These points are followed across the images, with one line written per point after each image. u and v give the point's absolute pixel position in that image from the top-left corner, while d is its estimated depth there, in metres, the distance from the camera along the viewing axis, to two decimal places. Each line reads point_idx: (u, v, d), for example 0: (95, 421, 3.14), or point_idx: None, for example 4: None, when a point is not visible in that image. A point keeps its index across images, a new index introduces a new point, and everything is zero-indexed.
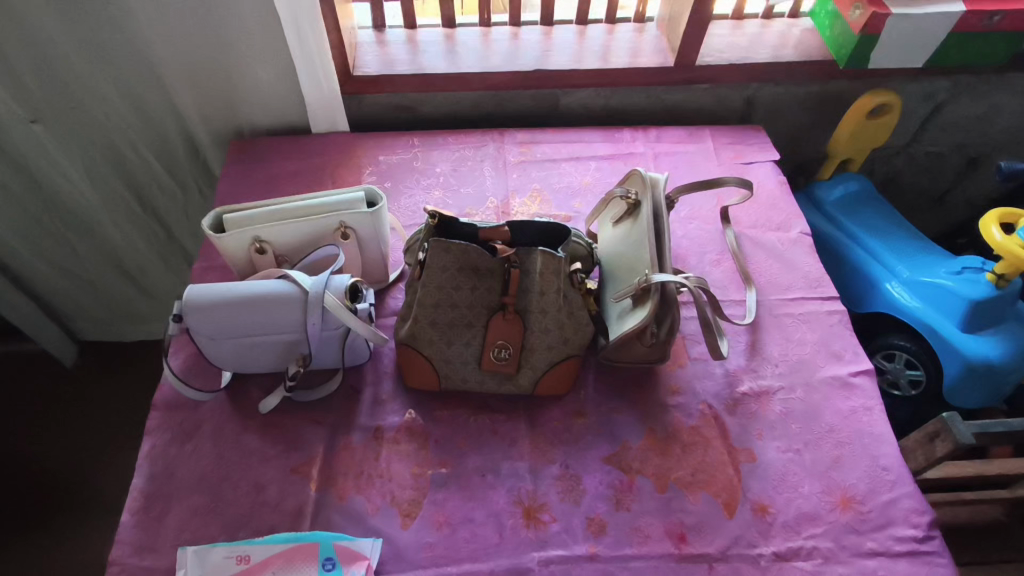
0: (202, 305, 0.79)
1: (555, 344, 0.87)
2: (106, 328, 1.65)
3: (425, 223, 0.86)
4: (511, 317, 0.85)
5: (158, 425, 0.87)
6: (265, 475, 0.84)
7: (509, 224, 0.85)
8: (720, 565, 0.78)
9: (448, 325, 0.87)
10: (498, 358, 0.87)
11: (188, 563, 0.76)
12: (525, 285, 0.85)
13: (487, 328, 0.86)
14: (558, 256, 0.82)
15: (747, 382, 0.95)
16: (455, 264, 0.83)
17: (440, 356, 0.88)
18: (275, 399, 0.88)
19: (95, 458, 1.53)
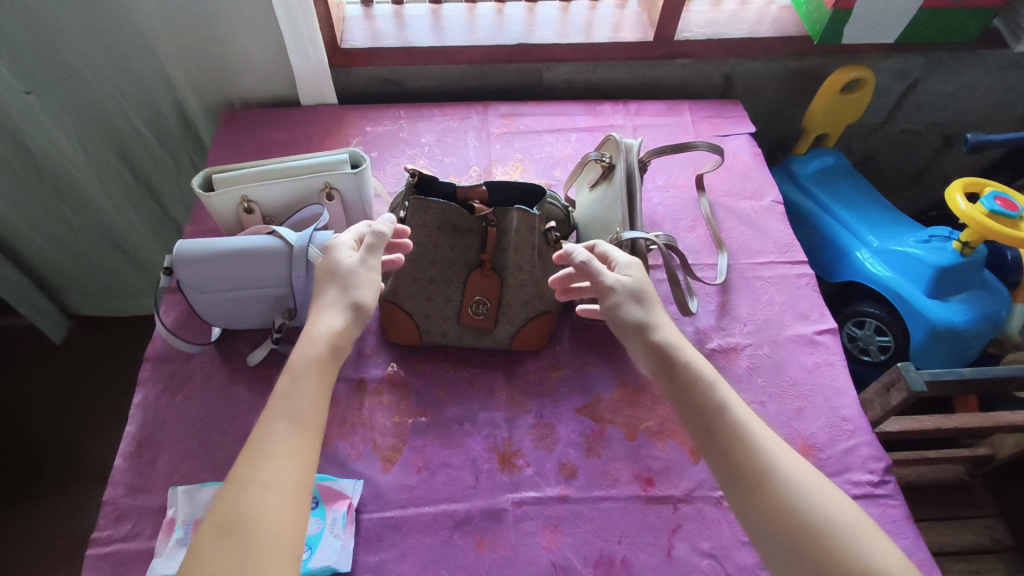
0: (191, 259, 0.83)
1: (531, 300, 0.92)
2: (100, 301, 1.69)
3: (406, 181, 0.89)
4: (489, 274, 0.90)
5: (149, 376, 0.91)
6: (253, 423, 0.88)
7: (486, 184, 0.89)
8: (684, 506, 0.83)
9: (429, 282, 0.91)
10: (476, 313, 0.92)
11: (177, 501, 0.80)
12: (503, 244, 0.89)
13: (466, 284, 0.91)
14: (533, 213, 0.85)
15: (716, 339, 0.98)
16: (435, 222, 0.87)
17: (421, 311, 0.92)
18: (263, 351, 0.92)
19: (87, 426, 1.57)
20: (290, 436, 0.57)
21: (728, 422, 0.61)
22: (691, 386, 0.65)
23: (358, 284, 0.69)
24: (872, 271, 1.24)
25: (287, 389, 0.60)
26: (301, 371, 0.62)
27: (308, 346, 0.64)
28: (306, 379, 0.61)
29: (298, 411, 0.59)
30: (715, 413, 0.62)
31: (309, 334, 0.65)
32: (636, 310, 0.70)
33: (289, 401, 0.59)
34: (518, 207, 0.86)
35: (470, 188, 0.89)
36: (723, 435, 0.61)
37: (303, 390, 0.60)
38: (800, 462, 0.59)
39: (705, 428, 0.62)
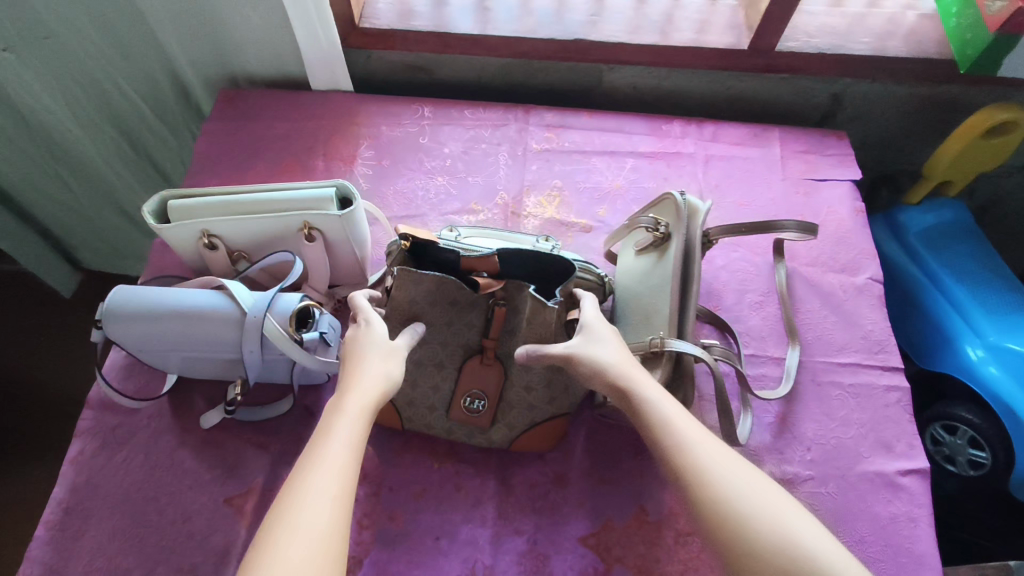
0: (123, 316, 0.67)
1: (540, 400, 0.74)
2: None
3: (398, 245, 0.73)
4: (489, 362, 0.73)
5: (89, 426, 0.79)
6: (195, 502, 0.75)
7: (498, 253, 0.71)
8: None
9: (415, 365, 0.74)
10: (469, 409, 0.74)
11: None
12: (511, 328, 0.71)
13: (460, 373, 0.74)
14: (550, 304, 0.67)
15: (768, 465, 0.78)
16: (428, 297, 0.70)
17: (404, 398, 0.75)
18: (217, 416, 0.78)
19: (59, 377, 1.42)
20: (323, 505, 0.46)
21: (692, 457, 0.52)
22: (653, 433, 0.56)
23: (389, 355, 0.60)
24: (980, 371, 0.98)
25: (317, 454, 0.50)
26: (332, 437, 0.51)
27: (338, 413, 0.53)
28: (339, 444, 0.51)
29: (330, 475, 0.48)
30: (679, 452, 0.53)
31: (336, 402, 0.55)
32: (596, 352, 0.62)
33: (321, 466, 0.48)
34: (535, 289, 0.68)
35: (478, 257, 0.71)
36: (690, 477, 0.52)
37: (334, 455, 0.50)
38: (772, 488, 0.50)
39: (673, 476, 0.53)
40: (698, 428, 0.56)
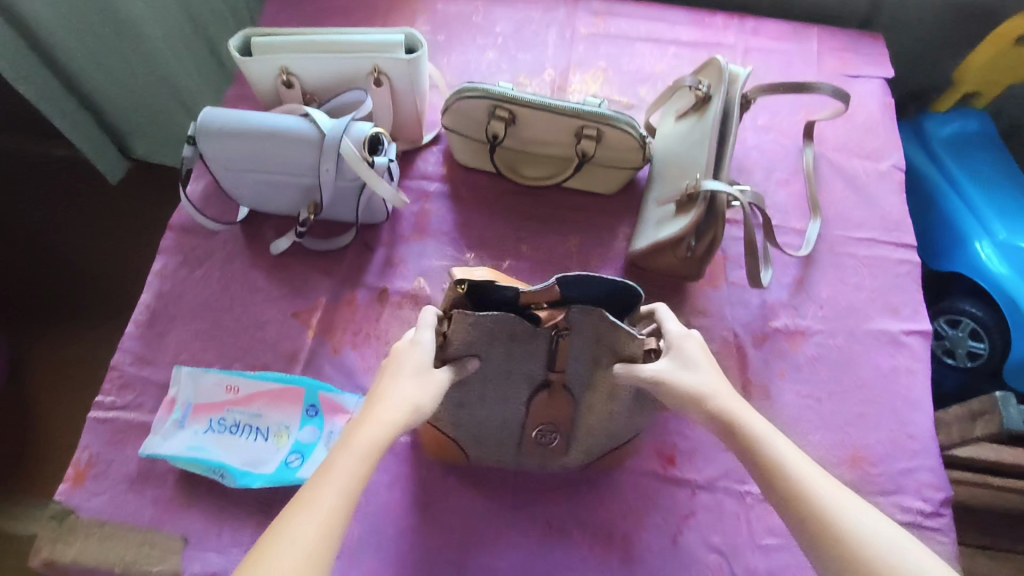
0: (214, 132, 0.75)
1: (612, 431, 0.70)
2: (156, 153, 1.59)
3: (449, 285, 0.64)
4: (557, 394, 0.69)
5: (171, 246, 0.88)
6: (266, 315, 0.84)
7: (558, 281, 0.62)
8: (702, 493, 0.77)
9: (480, 409, 0.69)
10: (540, 440, 0.72)
11: (180, 382, 0.78)
12: (577, 355, 0.67)
13: (529, 408, 0.70)
14: (635, 336, 0.60)
15: (782, 318, 0.86)
16: (489, 340, 0.64)
17: (472, 440, 0.72)
18: (287, 242, 0.86)
19: (113, 252, 1.51)
20: (293, 555, 0.43)
21: (821, 501, 0.48)
22: (766, 473, 0.51)
23: (420, 384, 0.56)
24: (988, 267, 1.04)
25: (310, 496, 0.47)
26: (330, 480, 0.48)
27: (345, 448, 0.50)
28: (338, 481, 0.48)
29: (315, 523, 0.45)
30: (806, 496, 0.48)
31: (346, 435, 0.51)
32: (690, 377, 0.58)
33: (306, 513, 0.45)
34: (607, 318, 0.62)
35: (537, 291, 0.63)
36: (819, 522, 0.47)
37: (324, 502, 0.46)
38: (911, 545, 0.45)
39: (797, 520, 0.48)
40: (815, 468, 0.51)
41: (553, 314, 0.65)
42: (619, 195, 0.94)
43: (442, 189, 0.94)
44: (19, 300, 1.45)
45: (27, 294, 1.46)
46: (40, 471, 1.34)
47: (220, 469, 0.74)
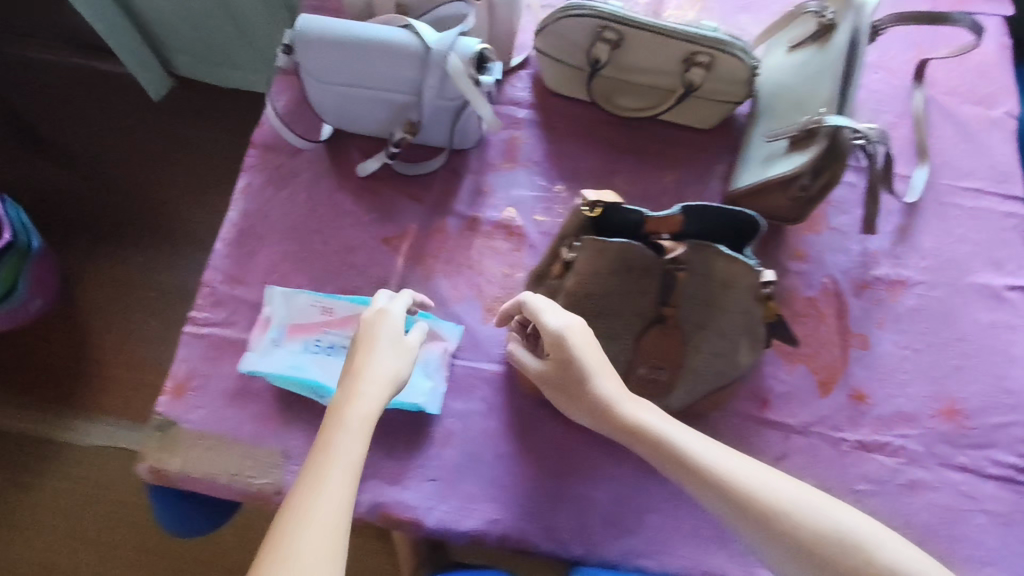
0: (311, 41, 0.71)
1: (722, 370, 0.68)
2: (201, 69, 1.53)
3: (574, 211, 0.64)
4: (670, 330, 0.69)
5: (255, 163, 0.85)
6: (355, 239, 0.83)
7: (683, 210, 0.64)
8: (797, 438, 0.78)
9: (590, 339, 0.69)
10: (648, 379, 0.71)
11: (274, 301, 0.78)
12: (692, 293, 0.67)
13: (639, 342, 0.70)
14: (756, 267, 0.63)
15: (883, 267, 0.84)
16: (610, 268, 0.64)
17: None
18: (376, 164, 0.83)
19: (155, 173, 1.55)
20: (321, 521, 0.52)
21: (729, 479, 0.57)
22: (677, 463, 0.59)
23: (394, 359, 0.65)
24: None
25: (323, 468, 0.55)
26: (334, 454, 0.56)
27: (340, 426, 0.59)
28: (344, 451, 0.57)
29: (332, 487, 0.54)
30: (721, 479, 0.57)
31: (337, 411, 0.60)
32: (587, 370, 0.63)
33: (324, 482, 0.54)
34: (720, 249, 0.64)
35: (661, 219, 0.64)
36: (734, 501, 0.56)
37: (339, 472, 0.55)
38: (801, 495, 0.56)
39: (714, 503, 0.57)
40: (710, 445, 0.60)
41: (675, 246, 0.65)
42: (716, 130, 0.90)
43: (532, 116, 0.90)
44: (80, 223, 1.50)
45: (84, 220, 1.50)
46: (93, 387, 1.38)
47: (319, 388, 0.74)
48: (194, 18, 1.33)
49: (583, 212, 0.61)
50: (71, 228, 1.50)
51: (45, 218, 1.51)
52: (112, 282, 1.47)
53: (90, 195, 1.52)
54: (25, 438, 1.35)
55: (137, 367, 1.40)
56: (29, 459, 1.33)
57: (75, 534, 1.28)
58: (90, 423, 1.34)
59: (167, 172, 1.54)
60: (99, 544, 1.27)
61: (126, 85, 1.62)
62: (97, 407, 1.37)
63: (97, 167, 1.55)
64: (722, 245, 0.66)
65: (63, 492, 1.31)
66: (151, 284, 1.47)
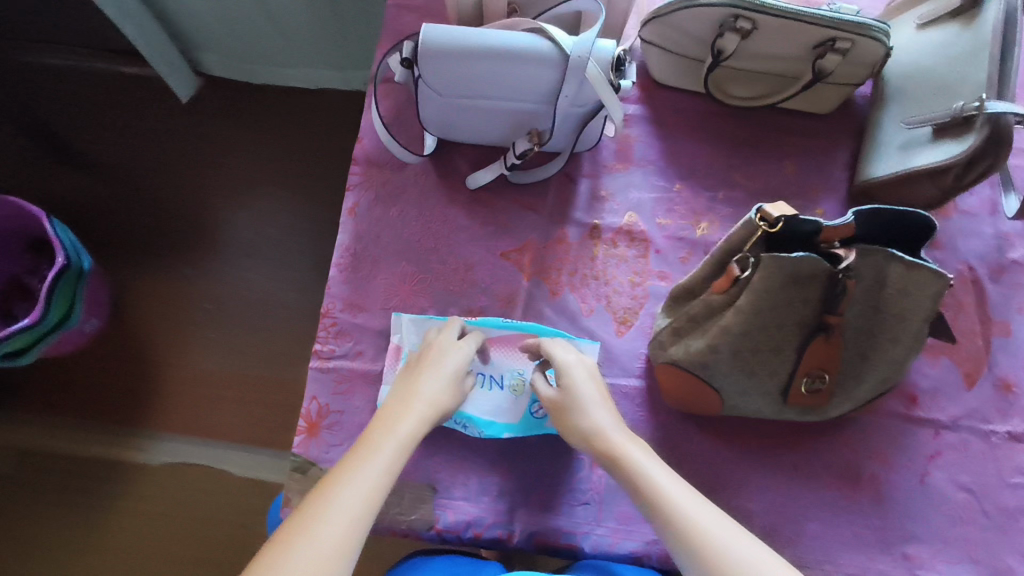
0: (438, 56, 0.66)
1: (887, 375, 0.67)
2: (235, 65, 1.42)
3: (746, 219, 0.60)
4: (835, 340, 0.64)
5: (361, 181, 0.81)
6: (475, 256, 0.80)
7: (857, 214, 0.60)
8: (947, 433, 0.76)
9: (751, 353, 0.66)
10: (809, 389, 0.68)
11: (403, 330, 0.75)
12: (862, 301, 0.64)
13: (801, 353, 0.66)
14: (942, 274, 0.59)
15: (1019, 250, 0.82)
16: (785, 282, 0.60)
17: (734, 389, 0.69)
18: (488, 175, 0.79)
19: (193, 179, 1.43)
20: (341, 523, 0.51)
21: (693, 525, 0.54)
22: (646, 499, 0.57)
23: (452, 387, 0.65)
24: None
25: (356, 472, 0.55)
26: (375, 460, 0.56)
27: (383, 438, 0.58)
28: (384, 461, 0.56)
29: (361, 493, 0.53)
30: (682, 522, 0.54)
31: (386, 425, 0.60)
32: (581, 402, 0.64)
33: (353, 487, 0.54)
34: (896, 254, 0.60)
35: (840, 228, 0.59)
36: (685, 542, 0.53)
37: (369, 481, 0.54)
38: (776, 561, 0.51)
39: (677, 543, 0.53)
40: (689, 492, 0.57)
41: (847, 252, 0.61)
42: (832, 114, 0.87)
43: (640, 112, 0.87)
44: (117, 236, 1.38)
45: (121, 232, 1.39)
46: (155, 404, 1.29)
47: (463, 419, 0.73)
48: (233, 16, 1.23)
49: (762, 226, 0.57)
50: (108, 243, 1.38)
51: (80, 231, 1.39)
52: (159, 295, 1.36)
53: (125, 205, 1.40)
54: (84, 462, 1.26)
55: (196, 380, 1.30)
56: (95, 483, 1.25)
57: (159, 555, 1.22)
58: (159, 441, 1.26)
59: (207, 177, 1.43)
60: (184, 564, 1.21)
61: (146, 82, 1.48)
62: (163, 424, 1.28)
63: (130, 177, 1.42)
64: (894, 249, 0.63)
65: (138, 515, 1.24)
66: (200, 293, 1.36)
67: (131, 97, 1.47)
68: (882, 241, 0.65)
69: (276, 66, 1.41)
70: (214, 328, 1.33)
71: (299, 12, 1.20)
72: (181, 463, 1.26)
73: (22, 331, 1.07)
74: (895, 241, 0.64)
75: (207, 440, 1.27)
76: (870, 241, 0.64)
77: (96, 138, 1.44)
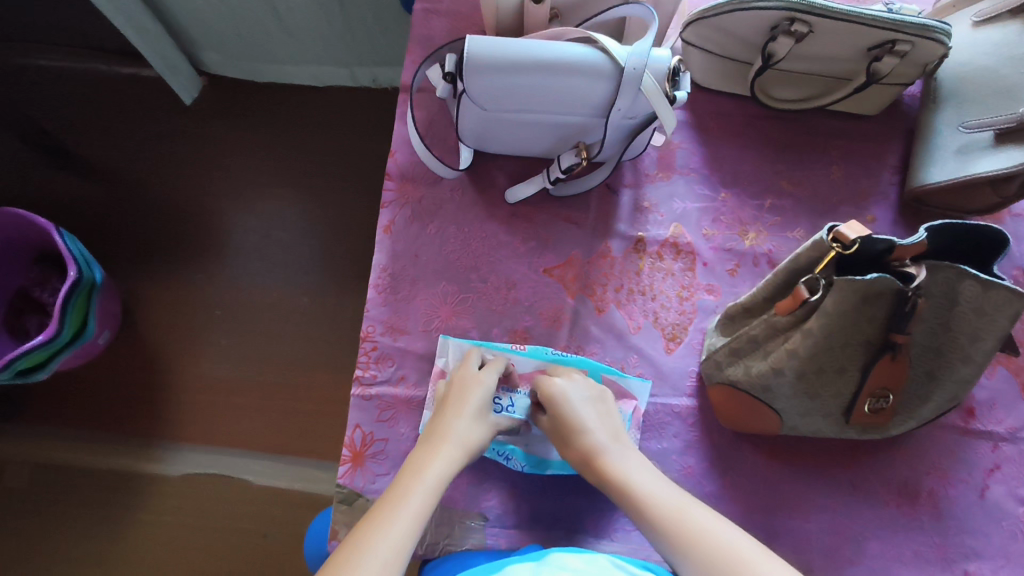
0: (483, 72, 0.63)
1: (955, 392, 0.66)
2: (238, 64, 1.34)
3: (817, 238, 0.57)
4: (901, 359, 0.61)
5: (396, 197, 0.78)
6: (516, 273, 0.77)
7: (931, 230, 0.57)
8: (1006, 446, 0.74)
9: (815, 375, 0.64)
10: (872, 408, 0.66)
11: (449, 351, 0.73)
12: (929, 318, 0.62)
13: (866, 374, 0.64)
14: (1019, 292, 0.56)
15: None
16: (856, 305, 0.57)
17: (794, 409, 0.67)
18: (529, 189, 0.78)
19: (197, 182, 1.35)
20: (376, 569, 0.48)
21: (702, 535, 0.54)
22: (644, 512, 0.57)
23: (479, 426, 0.63)
24: None
25: (390, 516, 0.52)
26: (407, 502, 0.54)
27: (413, 480, 0.56)
28: (417, 504, 0.54)
29: (396, 537, 0.51)
30: (689, 534, 0.54)
31: (414, 466, 0.58)
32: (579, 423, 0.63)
33: (388, 532, 0.51)
34: (968, 270, 0.57)
35: (913, 246, 0.56)
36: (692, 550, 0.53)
37: (403, 525, 0.52)
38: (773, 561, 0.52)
39: (680, 555, 0.54)
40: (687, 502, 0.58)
41: (918, 269, 0.57)
42: (880, 116, 0.84)
43: (684, 118, 0.84)
44: (120, 244, 1.30)
45: (124, 239, 1.31)
46: (173, 413, 1.22)
47: (505, 452, 0.71)
48: (232, 14, 1.15)
49: (837, 249, 0.54)
50: (110, 252, 1.30)
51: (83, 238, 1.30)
52: (167, 305, 1.28)
53: (126, 212, 1.32)
54: (102, 476, 1.19)
55: (210, 392, 1.23)
56: (109, 500, 1.17)
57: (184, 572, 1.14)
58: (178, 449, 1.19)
59: (212, 180, 1.35)
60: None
61: (144, 82, 1.40)
62: (183, 434, 1.21)
63: (133, 181, 1.34)
64: (965, 264, 0.60)
65: (161, 531, 1.16)
66: (209, 301, 1.28)
67: (126, 98, 1.38)
68: (950, 254, 0.62)
69: (279, 64, 1.33)
70: (229, 335, 1.26)
71: (304, 9, 1.13)
72: (203, 475, 1.19)
73: (39, 348, 1.00)
74: (965, 255, 0.61)
75: (227, 449, 1.20)
76: (938, 257, 0.62)
77: (93, 143, 1.36)
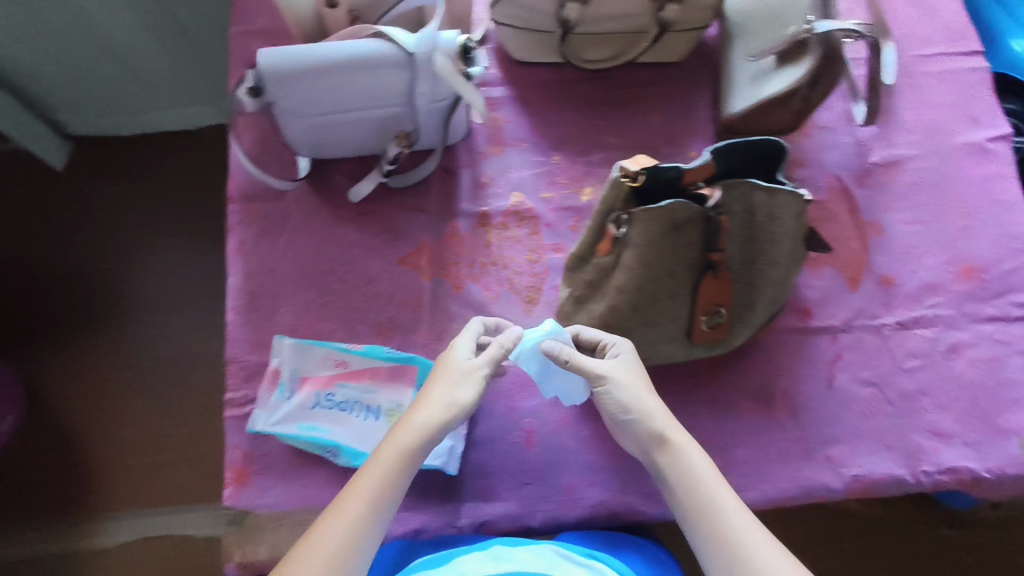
0: (283, 81, 0.65)
1: (777, 297, 0.71)
2: (91, 123, 1.31)
3: (613, 178, 0.62)
4: (721, 275, 0.67)
5: (241, 219, 0.80)
6: (372, 268, 0.80)
7: (714, 151, 0.62)
8: (844, 335, 0.80)
9: (650, 303, 0.68)
10: (710, 325, 0.71)
11: (284, 352, 0.73)
12: (739, 232, 0.67)
13: (696, 293, 0.69)
14: (801, 194, 0.63)
15: (877, 152, 0.88)
16: (664, 230, 0.62)
17: (643, 342, 0.72)
18: (368, 186, 0.80)
19: (75, 247, 1.32)
20: None
21: (724, 523, 0.55)
22: (685, 485, 0.58)
23: (445, 409, 0.59)
24: None
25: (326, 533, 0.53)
26: (344, 520, 0.54)
27: (357, 486, 0.56)
28: (357, 512, 0.54)
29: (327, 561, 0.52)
30: (715, 518, 0.56)
31: (360, 476, 0.57)
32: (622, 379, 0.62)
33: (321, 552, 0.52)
34: (754, 182, 0.63)
35: (697, 168, 0.62)
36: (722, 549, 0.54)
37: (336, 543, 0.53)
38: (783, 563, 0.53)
39: (700, 532, 0.56)
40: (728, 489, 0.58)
41: (712, 191, 0.63)
42: (686, 61, 0.90)
43: (508, 93, 0.88)
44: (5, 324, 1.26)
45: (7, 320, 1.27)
46: (104, 486, 1.18)
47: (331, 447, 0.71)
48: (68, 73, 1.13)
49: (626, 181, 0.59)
50: None
51: None
52: (65, 375, 1.24)
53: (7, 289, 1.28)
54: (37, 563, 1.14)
55: (144, 454, 1.20)
56: None
57: None
58: (116, 520, 1.16)
59: (90, 242, 1.32)
60: None
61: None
62: (117, 503, 1.17)
63: (8, 259, 1.30)
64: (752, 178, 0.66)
65: None
66: (117, 364, 1.25)
67: None
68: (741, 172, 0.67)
69: (132, 114, 1.30)
70: (133, 393, 1.24)
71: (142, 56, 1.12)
72: (138, 539, 1.15)
73: None
74: (754, 169, 0.67)
75: (162, 509, 1.17)
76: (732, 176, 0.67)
77: None
